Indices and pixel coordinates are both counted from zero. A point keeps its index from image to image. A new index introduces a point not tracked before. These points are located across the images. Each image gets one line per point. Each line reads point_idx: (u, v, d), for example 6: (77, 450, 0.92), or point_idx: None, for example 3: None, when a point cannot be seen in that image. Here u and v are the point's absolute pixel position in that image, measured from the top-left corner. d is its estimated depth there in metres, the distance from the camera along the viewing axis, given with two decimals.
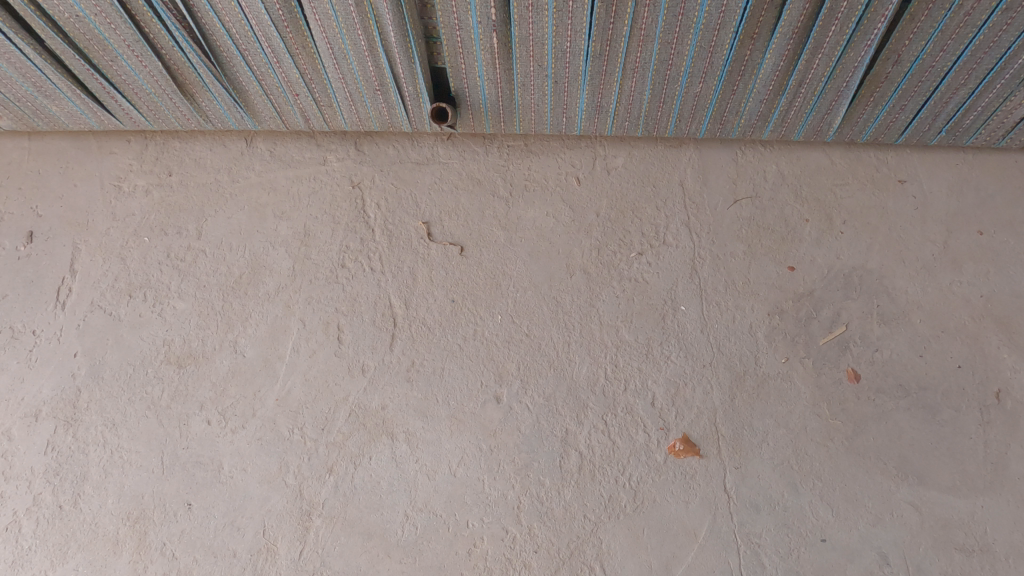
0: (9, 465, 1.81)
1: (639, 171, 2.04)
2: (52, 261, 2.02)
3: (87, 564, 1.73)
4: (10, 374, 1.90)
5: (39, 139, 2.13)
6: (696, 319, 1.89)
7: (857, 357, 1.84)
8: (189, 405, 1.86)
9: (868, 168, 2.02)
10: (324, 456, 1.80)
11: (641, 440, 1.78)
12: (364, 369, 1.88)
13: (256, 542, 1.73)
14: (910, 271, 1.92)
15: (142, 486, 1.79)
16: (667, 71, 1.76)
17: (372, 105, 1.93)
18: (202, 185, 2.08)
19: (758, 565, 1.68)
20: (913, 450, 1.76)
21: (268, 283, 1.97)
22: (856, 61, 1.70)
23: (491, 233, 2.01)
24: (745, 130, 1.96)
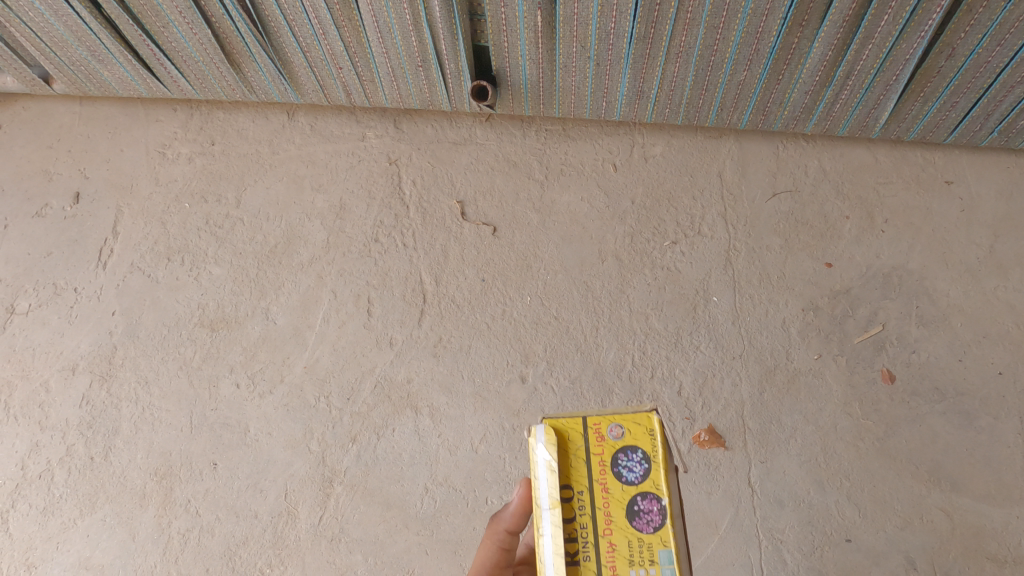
0: (45, 415, 1.87)
1: (677, 161, 2.03)
2: (96, 223, 2.08)
3: (114, 516, 1.77)
4: (51, 328, 1.96)
5: (89, 104, 2.21)
6: (728, 311, 1.87)
7: (893, 359, 1.80)
8: (220, 368, 1.89)
9: (914, 167, 1.97)
10: (348, 425, 1.81)
11: (665, 428, 1.76)
12: (391, 343, 1.89)
13: (278, 505, 1.75)
14: (953, 274, 1.87)
15: (170, 444, 1.82)
16: (712, 57, 1.73)
17: (413, 81, 1.94)
18: (243, 156, 2.12)
19: (780, 561, 1.64)
20: (946, 455, 1.70)
21: (302, 254, 2.00)
22: (908, 53, 1.65)
23: (524, 215, 2.00)
24: (788, 122, 1.94)
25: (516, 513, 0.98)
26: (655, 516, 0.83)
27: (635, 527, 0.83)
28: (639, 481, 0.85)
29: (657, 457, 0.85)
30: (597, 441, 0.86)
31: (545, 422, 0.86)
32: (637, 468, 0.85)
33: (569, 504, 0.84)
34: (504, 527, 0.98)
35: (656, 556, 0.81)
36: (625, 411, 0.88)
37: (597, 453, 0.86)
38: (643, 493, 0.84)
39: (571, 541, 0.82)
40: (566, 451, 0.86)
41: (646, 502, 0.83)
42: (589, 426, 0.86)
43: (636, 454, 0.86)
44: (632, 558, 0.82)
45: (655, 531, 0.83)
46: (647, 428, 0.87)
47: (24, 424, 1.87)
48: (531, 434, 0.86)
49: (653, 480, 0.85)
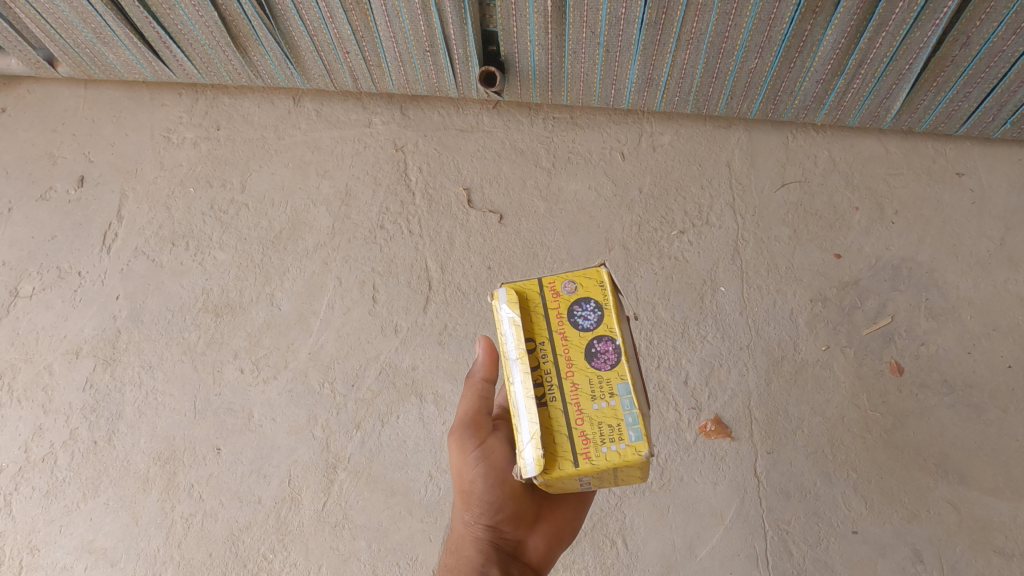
0: (49, 398, 1.86)
1: (686, 150, 2.01)
2: (101, 207, 2.07)
3: (117, 500, 1.76)
4: (55, 312, 1.96)
5: (94, 87, 2.20)
6: (735, 301, 1.85)
7: (901, 350, 1.78)
8: (224, 353, 1.88)
9: (925, 158, 1.95)
10: (352, 412, 1.80)
11: (671, 418, 1.75)
12: (396, 330, 1.87)
13: (281, 490, 1.74)
14: (963, 266, 1.85)
15: (174, 429, 1.81)
16: (723, 43, 1.71)
17: (421, 67, 1.93)
18: (248, 141, 2.11)
19: (785, 552, 1.64)
20: (954, 448, 1.69)
21: (307, 239, 1.99)
22: (922, 41, 1.63)
23: (531, 203, 1.99)
24: (799, 112, 1.92)
25: (488, 366, 1.15)
26: (610, 355, 0.98)
27: (595, 366, 0.97)
28: (594, 327, 0.99)
29: (607, 307, 1.00)
30: (553, 298, 1.01)
31: (507, 287, 1.01)
32: (591, 316, 1.00)
33: (535, 354, 0.98)
34: (480, 378, 1.16)
35: (613, 386, 0.96)
36: (577, 271, 1.04)
37: (555, 308, 1.00)
38: (597, 337, 0.99)
39: (540, 376, 0.97)
40: (528, 309, 1.00)
41: (601, 343, 0.98)
42: (545, 286, 1.01)
43: (589, 305, 1.00)
44: (594, 392, 0.96)
45: (612, 367, 0.97)
46: (596, 282, 1.02)
47: (27, 407, 1.86)
48: (495, 297, 1.01)
49: (605, 325, 0.99)
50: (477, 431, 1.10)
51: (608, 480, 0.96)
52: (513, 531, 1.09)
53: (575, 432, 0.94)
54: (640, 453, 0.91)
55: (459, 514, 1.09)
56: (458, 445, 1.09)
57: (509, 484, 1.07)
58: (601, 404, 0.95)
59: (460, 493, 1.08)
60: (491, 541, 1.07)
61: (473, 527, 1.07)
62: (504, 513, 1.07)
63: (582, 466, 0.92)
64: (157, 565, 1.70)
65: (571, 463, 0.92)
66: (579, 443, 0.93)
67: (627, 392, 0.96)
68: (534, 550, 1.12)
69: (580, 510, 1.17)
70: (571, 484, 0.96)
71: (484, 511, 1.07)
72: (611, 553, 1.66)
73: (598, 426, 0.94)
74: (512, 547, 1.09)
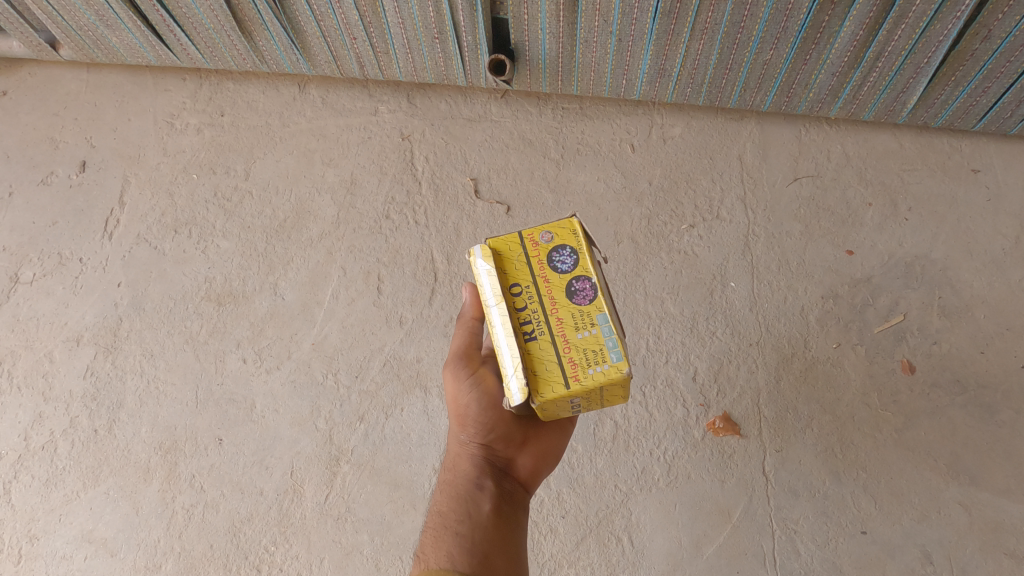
0: (49, 386, 1.84)
1: (697, 143, 1.98)
2: (103, 192, 2.04)
3: (118, 489, 1.74)
4: (56, 298, 1.93)
5: (96, 71, 2.17)
6: (745, 297, 1.83)
7: (913, 349, 1.76)
8: (227, 343, 1.86)
9: (940, 154, 1.92)
10: (355, 404, 1.78)
11: (679, 415, 1.73)
12: (401, 321, 1.85)
13: (283, 482, 1.72)
14: (978, 264, 1.82)
15: (175, 419, 1.79)
16: (738, 34, 1.68)
17: (429, 54, 1.89)
18: (253, 128, 2.08)
19: (793, 552, 1.62)
20: (966, 449, 1.67)
21: (312, 229, 1.96)
22: (942, 34, 1.59)
23: (539, 195, 1.96)
24: (813, 105, 1.88)
25: (477, 307, 1.23)
26: (589, 291, 1.02)
27: (575, 302, 1.02)
28: (571, 269, 1.04)
29: (581, 251, 1.05)
30: (531, 247, 1.06)
31: (482, 243, 1.05)
32: (568, 260, 1.04)
33: (517, 296, 1.02)
34: (470, 317, 1.23)
35: (593, 317, 1.00)
36: (551, 224, 1.09)
37: (533, 256, 1.05)
38: (575, 277, 1.03)
39: (525, 315, 1.01)
40: (507, 258, 1.05)
41: (579, 282, 1.03)
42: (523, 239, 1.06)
43: (565, 251, 1.05)
44: (577, 325, 1.00)
45: (591, 302, 1.02)
46: (570, 231, 1.07)
47: (27, 395, 1.84)
48: (471, 255, 1.05)
49: (582, 267, 1.04)
50: (470, 361, 1.18)
51: (596, 401, 1.00)
52: (504, 450, 1.16)
53: (563, 360, 0.98)
54: (623, 371, 0.95)
55: (456, 435, 1.18)
56: (453, 374, 1.18)
57: (500, 405, 1.14)
58: (584, 333, 0.99)
59: (456, 416, 1.17)
60: (485, 457, 1.15)
61: (468, 446, 1.16)
62: (496, 432, 1.15)
63: (573, 387, 0.96)
64: (157, 556, 1.68)
65: (562, 386, 0.96)
66: (567, 369, 0.97)
67: (607, 321, 1.00)
68: (524, 470, 1.18)
69: (566, 438, 1.23)
70: (562, 408, 1.00)
71: (477, 430, 1.15)
72: (617, 550, 1.64)
73: (583, 352, 0.98)
74: (504, 465, 1.16)
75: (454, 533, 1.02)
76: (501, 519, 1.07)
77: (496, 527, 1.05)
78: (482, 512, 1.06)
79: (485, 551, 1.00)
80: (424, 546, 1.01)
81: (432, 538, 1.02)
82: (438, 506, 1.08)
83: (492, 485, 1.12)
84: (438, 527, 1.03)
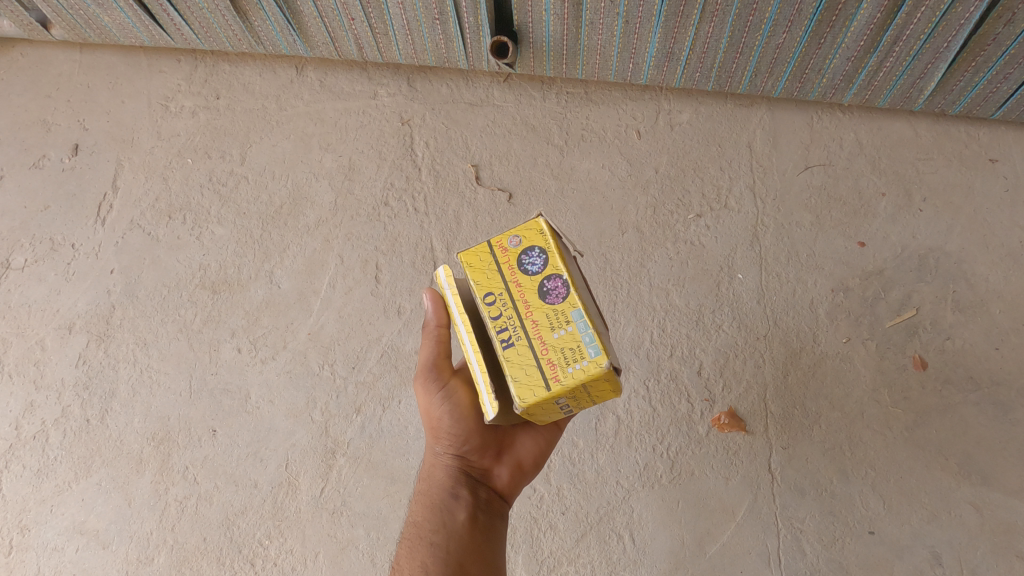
0: (41, 374, 1.81)
1: (705, 129, 1.92)
2: (96, 177, 1.99)
3: (110, 480, 1.71)
4: (47, 285, 1.89)
5: (89, 52, 2.11)
6: (753, 289, 1.77)
7: (926, 345, 1.71)
8: (221, 332, 1.82)
9: (957, 143, 1.86)
10: (352, 395, 1.74)
11: (683, 410, 1.69)
12: (399, 311, 1.80)
13: (278, 475, 1.69)
14: (994, 257, 1.76)
15: (169, 409, 1.76)
16: (750, 16, 1.61)
17: (429, 36, 1.83)
18: (249, 111, 2.02)
19: (799, 551, 1.58)
20: (978, 448, 1.62)
21: (309, 216, 1.91)
22: (963, 17, 1.52)
23: (542, 182, 1.91)
24: (826, 91, 1.82)
25: (441, 313, 1.15)
26: (561, 289, 0.98)
27: (549, 302, 0.97)
28: (542, 269, 0.99)
29: (550, 248, 1.00)
30: (500, 254, 1.02)
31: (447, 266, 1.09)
32: (537, 261, 1.00)
33: (493, 305, 0.99)
34: (435, 325, 1.15)
35: (567, 315, 0.96)
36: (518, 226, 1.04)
37: (503, 262, 1.01)
38: (546, 277, 0.99)
39: (500, 323, 0.98)
40: (478, 268, 1.02)
41: (550, 282, 0.98)
42: (490, 245, 1.02)
43: (534, 252, 1.00)
44: (553, 325, 0.96)
45: (564, 300, 0.97)
46: (537, 231, 1.02)
47: (19, 383, 1.81)
48: (438, 279, 1.09)
49: (552, 264, 0.99)
50: (440, 373, 1.14)
51: (584, 399, 0.96)
52: (479, 460, 1.14)
53: (541, 363, 0.94)
54: (603, 366, 0.91)
55: (431, 445, 1.16)
56: (424, 388, 1.14)
57: (473, 416, 1.12)
58: (560, 332, 0.95)
59: (430, 428, 1.15)
60: (460, 468, 1.13)
61: (443, 457, 1.14)
62: (470, 444, 1.13)
63: (553, 389, 0.92)
64: (150, 548, 1.65)
65: (542, 389, 0.92)
66: (545, 371, 0.93)
67: (582, 316, 0.95)
68: (502, 480, 1.16)
69: (547, 446, 1.20)
70: (550, 409, 0.97)
71: (452, 442, 1.13)
72: (618, 548, 1.60)
73: (561, 352, 0.94)
74: (480, 475, 1.14)
75: (428, 544, 1.03)
76: (476, 529, 1.07)
77: (470, 537, 1.05)
78: (456, 522, 1.06)
79: (460, 561, 1.02)
80: (399, 557, 1.03)
81: (407, 549, 1.04)
82: (414, 516, 1.09)
83: (467, 494, 1.11)
84: (412, 539, 1.05)
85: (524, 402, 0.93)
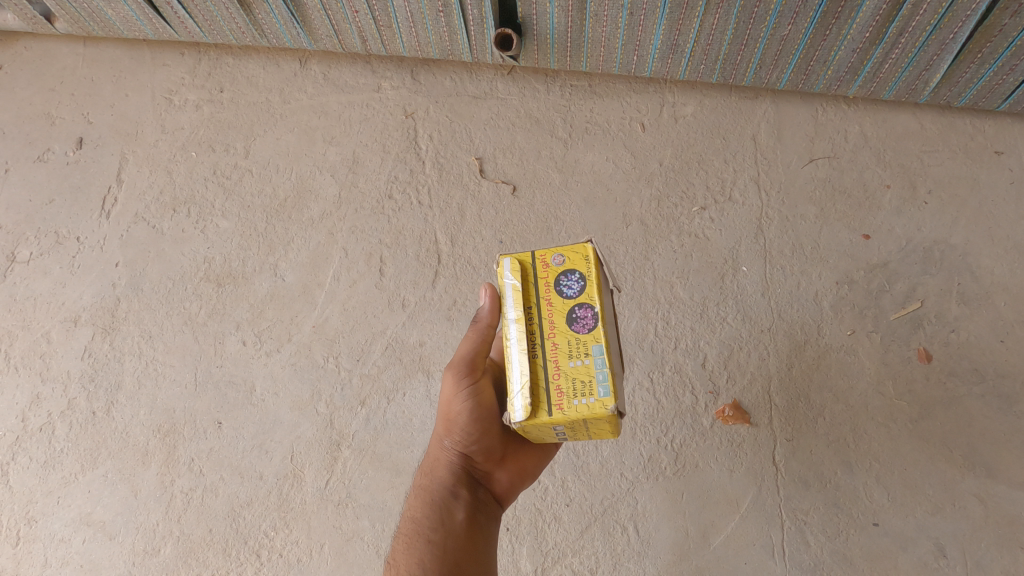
0: (47, 366, 1.82)
1: (709, 122, 1.92)
2: (100, 170, 1.99)
3: (116, 472, 1.72)
4: (52, 278, 1.90)
5: (93, 45, 2.12)
6: (757, 281, 1.77)
7: (930, 337, 1.70)
8: (226, 324, 1.82)
9: (962, 136, 1.85)
10: (357, 388, 1.74)
11: (687, 402, 1.69)
12: (404, 304, 1.80)
13: (283, 467, 1.69)
14: (999, 250, 1.76)
15: (174, 401, 1.76)
16: (755, 8, 1.61)
17: (433, 29, 1.83)
18: (253, 105, 2.03)
19: (803, 543, 1.58)
20: (983, 440, 1.62)
21: (313, 209, 1.91)
22: (970, 8, 1.52)
23: (546, 175, 1.90)
24: (831, 84, 1.82)
25: (495, 312, 1.14)
26: (589, 320, 0.99)
27: (573, 329, 0.99)
28: (576, 295, 1.01)
29: (590, 277, 1.01)
30: (542, 269, 1.03)
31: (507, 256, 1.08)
32: (574, 286, 1.01)
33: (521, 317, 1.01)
34: (486, 323, 1.14)
35: (588, 347, 0.97)
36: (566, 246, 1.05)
37: (542, 278, 1.03)
38: (579, 304, 1.00)
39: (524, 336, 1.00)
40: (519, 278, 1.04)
41: (581, 310, 0.99)
42: (534, 257, 1.04)
43: (573, 276, 1.02)
44: (570, 353, 0.97)
45: (589, 332, 0.98)
46: (582, 257, 1.03)
47: (25, 375, 1.82)
48: (499, 267, 1.05)
49: (587, 294, 1.00)
50: (472, 370, 1.11)
51: (582, 431, 0.99)
52: (484, 462, 1.15)
53: (550, 385, 0.96)
54: (608, 408, 0.92)
55: (439, 439, 1.15)
56: (451, 380, 1.10)
57: (491, 420, 1.12)
58: (576, 362, 0.96)
59: (444, 421, 1.12)
60: (465, 467, 1.13)
61: (449, 452, 1.13)
62: (478, 445, 1.13)
63: (554, 415, 0.94)
64: (156, 540, 1.66)
65: (545, 412, 0.95)
66: (552, 395, 0.95)
67: (601, 353, 0.97)
68: (500, 485, 1.18)
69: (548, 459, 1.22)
70: (547, 432, 0.99)
71: (464, 441, 1.12)
72: (622, 539, 1.60)
73: (572, 381, 0.95)
74: (480, 477, 1.15)
75: (426, 542, 1.02)
76: (474, 530, 1.08)
77: (469, 538, 1.06)
78: (455, 523, 1.06)
79: (455, 564, 1.02)
80: (395, 551, 1.02)
81: (404, 544, 1.03)
82: (412, 510, 1.08)
83: (467, 496, 1.11)
84: (411, 534, 1.04)
85: (525, 420, 0.95)
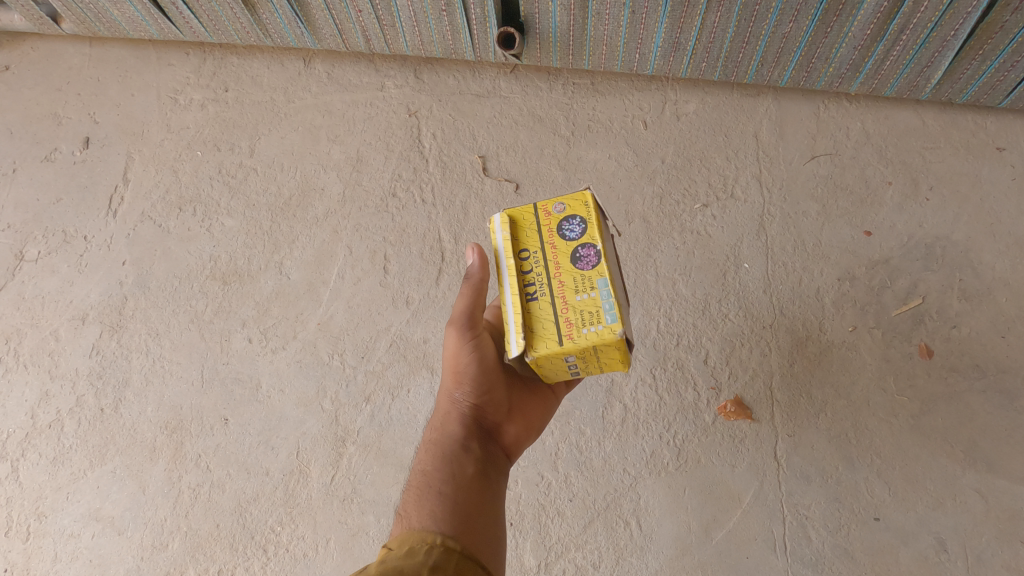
0: (55, 364, 1.84)
1: (711, 119, 1.93)
2: (107, 169, 2.01)
3: (124, 468, 1.74)
4: (60, 277, 1.92)
5: (99, 45, 2.14)
6: (759, 278, 1.78)
7: (931, 333, 1.71)
8: (232, 322, 1.84)
9: (964, 132, 1.86)
10: (361, 384, 1.76)
11: (690, 398, 1.70)
12: (408, 302, 1.82)
13: (289, 463, 1.71)
14: (1001, 246, 1.76)
15: (181, 398, 1.78)
16: (756, 6, 1.61)
17: (436, 27, 1.84)
18: (257, 103, 2.04)
19: (804, 537, 1.59)
20: (984, 435, 1.63)
21: (317, 207, 1.93)
22: (971, 6, 1.52)
23: (548, 172, 1.91)
24: (833, 80, 1.82)
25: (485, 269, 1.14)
26: (592, 258, 1.04)
27: (578, 267, 1.03)
28: (578, 237, 1.05)
29: (590, 220, 1.06)
30: (543, 217, 1.08)
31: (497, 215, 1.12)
32: (575, 229, 1.06)
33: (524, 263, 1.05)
34: (477, 279, 1.14)
35: (593, 281, 1.01)
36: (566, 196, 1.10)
37: (544, 224, 1.08)
38: (581, 244, 1.05)
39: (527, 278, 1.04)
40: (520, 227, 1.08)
41: (585, 248, 1.04)
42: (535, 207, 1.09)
43: (574, 220, 1.07)
44: (576, 288, 1.01)
45: (593, 268, 1.03)
46: (582, 202, 1.08)
47: (34, 372, 1.84)
48: (491, 223, 1.10)
49: (589, 234, 1.05)
50: (475, 324, 1.13)
51: (593, 362, 1.01)
52: (493, 416, 1.16)
53: (559, 318, 0.99)
54: (616, 332, 0.96)
55: (449, 391, 1.16)
56: (454, 335, 1.13)
57: (495, 373, 1.15)
58: (582, 295, 1.00)
59: (452, 373, 1.15)
60: (474, 419, 1.14)
61: (461, 405, 1.15)
62: (487, 395, 1.15)
63: (566, 344, 0.97)
64: (164, 535, 1.68)
65: (555, 342, 0.98)
66: (562, 326, 0.98)
67: (606, 285, 1.01)
68: (509, 439, 1.18)
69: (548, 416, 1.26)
70: (560, 366, 1.01)
71: (472, 391, 1.14)
72: (624, 534, 1.61)
73: (579, 313, 0.99)
74: (490, 428, 1.16)
75: (437, 491, 0.97)
76: (485, 481, 1.05)
77: (481, 486, 1.02)
78: (467, 473, 1.03)
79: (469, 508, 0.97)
80: (406, 503, 0.97)
81: (416, 495, 0.98)
82: (422, 464, 1.05)
83: (477, 448, 1.10)
84: (422, 485, 0.99)
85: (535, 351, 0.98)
